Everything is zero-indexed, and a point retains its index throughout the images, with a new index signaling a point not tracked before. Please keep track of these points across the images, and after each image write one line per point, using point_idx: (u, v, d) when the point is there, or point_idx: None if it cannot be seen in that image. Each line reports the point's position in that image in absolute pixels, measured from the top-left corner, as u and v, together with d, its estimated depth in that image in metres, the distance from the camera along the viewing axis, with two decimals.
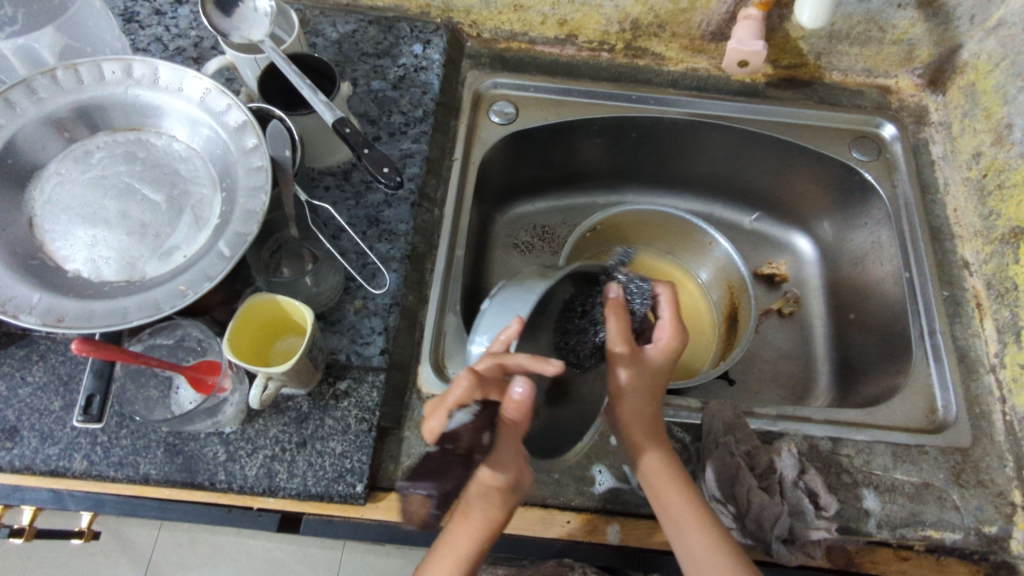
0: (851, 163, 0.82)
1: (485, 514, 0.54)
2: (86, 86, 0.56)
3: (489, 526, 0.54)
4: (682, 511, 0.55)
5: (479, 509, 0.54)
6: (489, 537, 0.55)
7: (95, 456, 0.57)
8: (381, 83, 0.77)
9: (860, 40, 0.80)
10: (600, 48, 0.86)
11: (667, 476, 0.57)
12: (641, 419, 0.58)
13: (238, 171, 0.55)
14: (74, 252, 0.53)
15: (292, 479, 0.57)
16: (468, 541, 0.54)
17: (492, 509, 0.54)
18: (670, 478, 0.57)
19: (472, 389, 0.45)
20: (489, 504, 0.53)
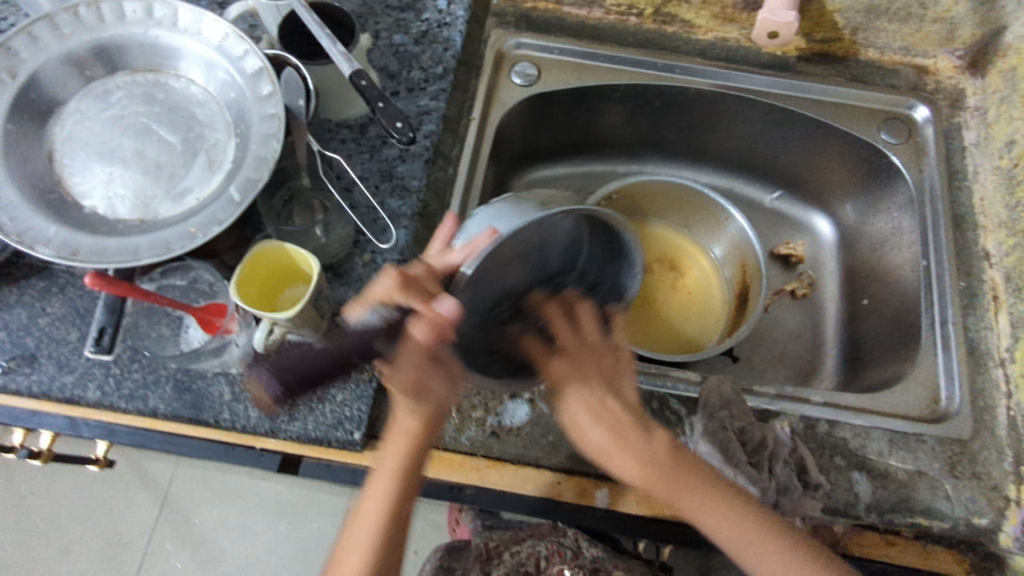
0: (878, 144, 0.80)
1: (408, 423, 0.56)
2: (108, 24, 0.57)
3: (410, 436, 0.56)
4: (722, 521, 0.55)
5: (405, 419, 0.56)
6: (413, 448, 0.56)
7: (107, 387, 0.59)
8: (403, 37, 0.76)
9: (900, 17, 0.78)
10: (628, 12, 0.83)
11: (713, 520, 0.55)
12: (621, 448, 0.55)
13: (252, 117, 0.56)
14: (91, 188, 0.54)
15: (293, 422, 0.59)
16: (396, 454, 0.55)
17: (410, 420, 0.55)
18: (698, 475, 0.56)
19: (387, 290, 0.51)
20: (410, 413, 0.55)
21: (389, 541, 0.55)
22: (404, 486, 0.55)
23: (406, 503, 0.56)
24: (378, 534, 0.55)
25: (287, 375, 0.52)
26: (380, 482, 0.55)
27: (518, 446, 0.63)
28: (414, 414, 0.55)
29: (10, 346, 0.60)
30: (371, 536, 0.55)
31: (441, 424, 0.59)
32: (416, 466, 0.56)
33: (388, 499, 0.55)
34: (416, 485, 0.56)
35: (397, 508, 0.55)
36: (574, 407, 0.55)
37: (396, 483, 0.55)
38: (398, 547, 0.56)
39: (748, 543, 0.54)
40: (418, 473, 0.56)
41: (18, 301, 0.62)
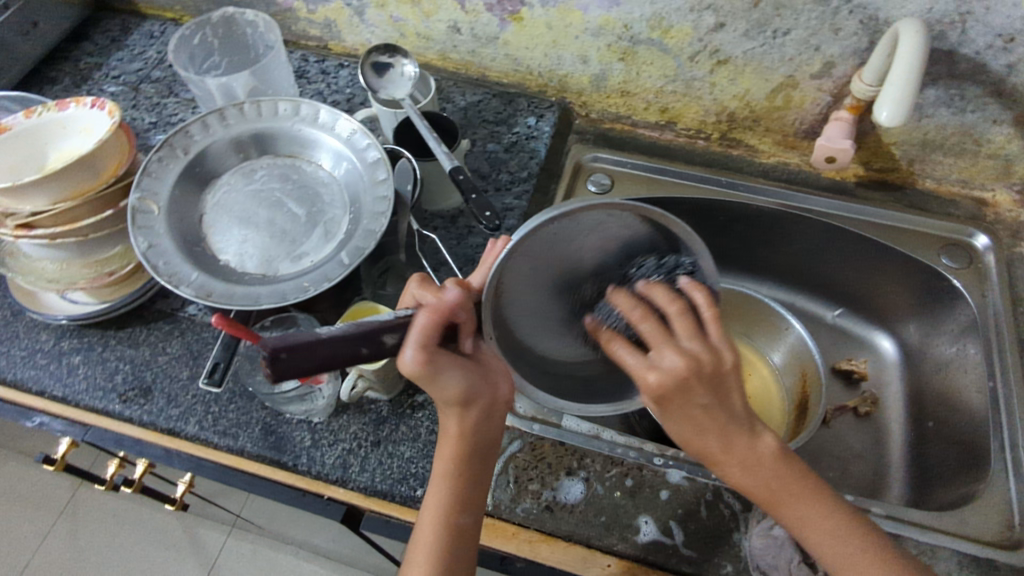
0: (939, 268, 0.83)
1: (457, 424, 0.56)
2: (264, 118, 0.70)
3: (459, 445, 0.56)
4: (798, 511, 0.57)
5: (450, 422, 0.57)
6: (462, 452, 0.57)
7: (206, 422, 0.66)
8: (495, 145, 0.88)
9: (955, 151, 0.83)
10: (696, 136, 0.93)
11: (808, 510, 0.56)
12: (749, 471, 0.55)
13: (367, 197, 0.66)
14: (228, 245, 0.64)
15: (363, 473, 0.64)
16: (445, 453, 0.57)
17: (452, 430, 0.56)
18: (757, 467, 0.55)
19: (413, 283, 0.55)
20: (454, 419, 0.56)
21: (455, 555, 0.56)
22: (458, 499, 0.56)
23: (462, 519, 0.56)
24: (436, 548, 0.55)
25: (285, 354, 0.45)
26: (434, 493, 0.56)
27: (572, 523, 0.64)
28: (458, 423, 0.56)
29: (131, 377, 0.68)
30: (434, 556, 0.55)
31: (488, 444, 0.59)
32: (464, 471, 0.57)
33: (441, 510, 0.56)
34: (473, 498, 0.57)
35: (451, 522, 0.56)
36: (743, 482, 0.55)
37: (450, 495, 0.56)
38: (465, 562, 0.57)
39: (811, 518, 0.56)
40: (465, 496, 0.57)
41: (144, 339, 0.71)
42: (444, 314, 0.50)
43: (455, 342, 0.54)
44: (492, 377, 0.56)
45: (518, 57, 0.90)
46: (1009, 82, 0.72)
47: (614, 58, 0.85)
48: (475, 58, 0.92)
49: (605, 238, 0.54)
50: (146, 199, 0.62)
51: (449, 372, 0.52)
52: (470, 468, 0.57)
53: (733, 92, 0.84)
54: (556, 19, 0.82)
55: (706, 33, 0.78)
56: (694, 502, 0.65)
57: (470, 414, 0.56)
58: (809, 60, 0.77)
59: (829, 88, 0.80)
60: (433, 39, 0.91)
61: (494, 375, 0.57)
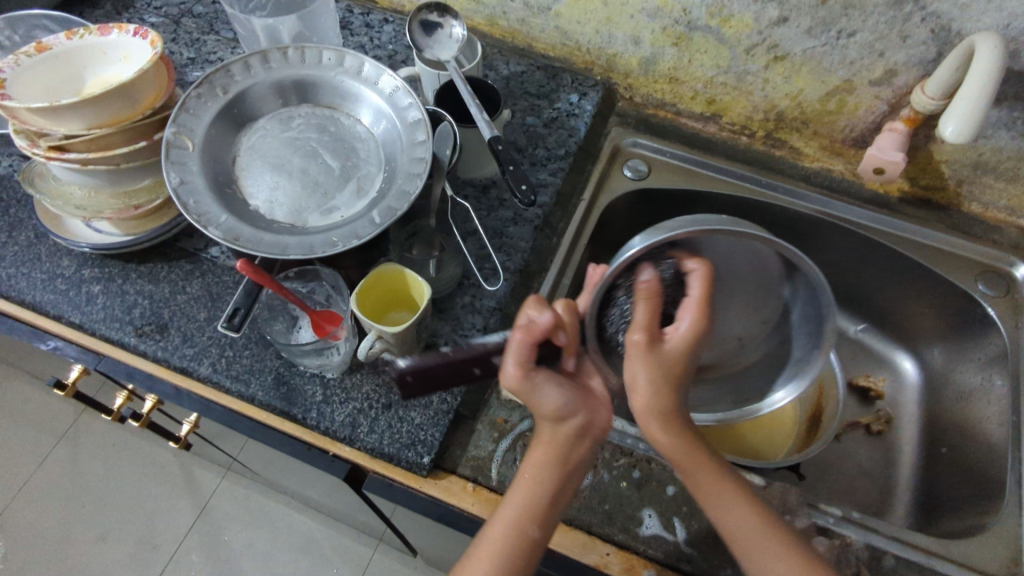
0: (975, 294, 0.81)
1: (555, 433, 0.56)
2: (307, 65, 0.68)
3: (551, 454, 0.55)
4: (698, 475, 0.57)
5: (547, 430, 0.56)
6: (554, 461, 0.55)
7: (219, 365, 0.65)
8: (535, 119, 0.86)
9: (1007, 177, 0.80)
10: (740, 131, 0.90)
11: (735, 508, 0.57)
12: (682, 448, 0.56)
13: (404, 157, 0.64)
14: (259, 191, 0.63)
15: (371, 434, 0.63)
16: (537, 461, 0.55)
17: (546, 436, 0.56)
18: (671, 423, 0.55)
19: None
20: (549, 429, 0.56)
21: (517, 561, 0.53)
22: (538, 506, 0.54)
23: (537, 529, 0.54)
24: (503, 549, 0.53)
25: (411, 379, 0.55)
26: (515, 497, 0.55)
27: (574, 508, 0.64)
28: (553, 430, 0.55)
29: (148, 312, 0.68)
30: (497, 554, 0.53)
31: (584, 467, 0.57)
32: (551, 481, 0.55)
33: (518, 513, 0.54)
34: (552, 512, 0.55)
35: (525, 529, 0.53)
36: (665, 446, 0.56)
37: (535, 500, 0.54)
38: (527, 572, 0.54)
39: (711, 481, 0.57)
40: (552, 515, 0.55)
41: (165, 276, 0.70)
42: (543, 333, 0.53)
43: (556, 362, 0.58)
44: (594, 403, 0.56)
45: (568, 31, 0.87)
46: None
47: (667, 42, 0.83)
48: (523, 26, 0.90)
49: (730, 254, 0.59)
50: (182, 134, 0.61)
51: (544, 386, 0.54)
52: (563, 481, 0.55)
53: (786, 90, 0.82)
54: None
55: (767, 26, 0.75)
56: (700, 502, 0.64)
57: (569, 424, 0.55)
58: (871, 66, 0.74)
59: (887, 97, 0.77)
60: (483, 3, 0.88)
61: (589, 401, 0.56)
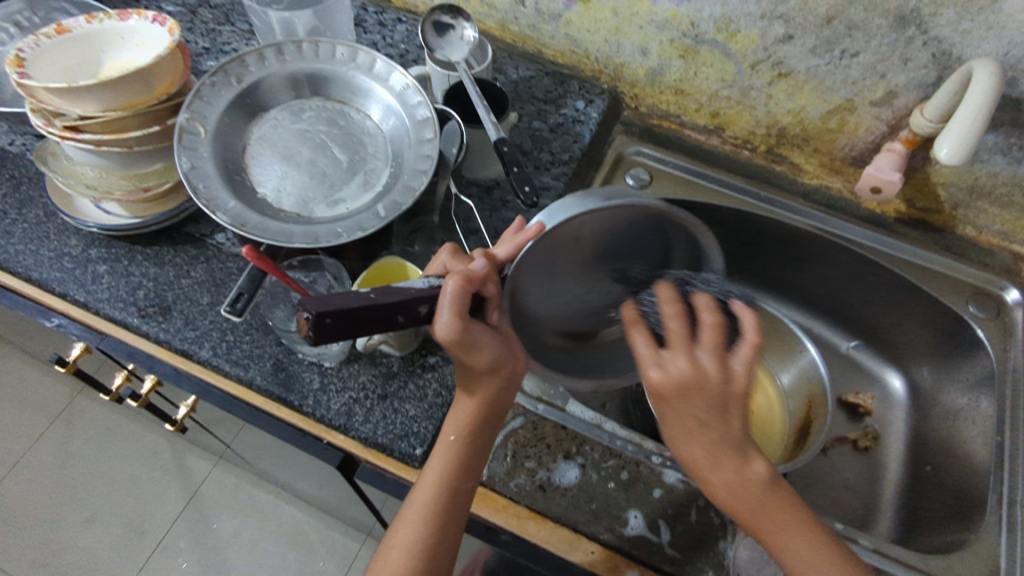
0: (965, 316, 0.82)
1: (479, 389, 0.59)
2: (320, 59, 0.70)
3: (467, 411, 0.60)
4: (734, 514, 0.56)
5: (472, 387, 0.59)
6: (476, 417, 0.59)
7: (219, 349, 0.66)
8: (541, 124, 0.88)
9: (1002, 202, 0.81)
10: (742, 145, 0.92)
11: (797, 528, 0.55)
12: (740, 489, 0.54)
13: (411, 153, 0.65)
14: (267, 180, 0.64)
15: (366, 423, 0.64)
16: (460, 419, 0.60)
17: (467, 395, 0.60)
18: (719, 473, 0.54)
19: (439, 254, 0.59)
20: (468, 386, 0.59)
21: (449, 514, 0.57)
22: (456, 464, 0.58)
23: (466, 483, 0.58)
24: (433, 505, 0.57)
25: (329, 319, 0.46)
26: (441, 454, 0.59)
27: (562, 506, 0.65)
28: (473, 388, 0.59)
29: (152, 294, 0.69)
30: (426, 511, 0.57)
31: (501, 414, 0.62)
32: (474, 439, 0.60)
33: (447, 470, 0.58)
34: (475, 466, 0.59)
35: (456, 486, 0.58)
36: (719, 495, 0.55)
37: (458, 457, 0.58)
38: (459, 524, 0.58)
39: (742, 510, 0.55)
40: (471, 468, 0.59)
41: (170, 260, 0.71)
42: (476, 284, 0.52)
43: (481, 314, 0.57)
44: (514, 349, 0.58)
45: (577, 39, 0.89)
46: None
47: (674, 53, 0.84)
48: (534, 33, 0.91)
49: (624, 224, 0.56)
50: (195, 121, 0.63)
51: (477, 336, 0.54)
52: (477, 436, 0.60)
53: (788, 107, 0.83)
54: (623, 6, 0.81)
55: (772, 44, 0.77)
56: (685, 505, 0.65)
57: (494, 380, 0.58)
58: (872, 86, 0.76)
59: (887, 118, 0.79)
60: (495, 7, 0.90)
61: (510, 348, 0.58)
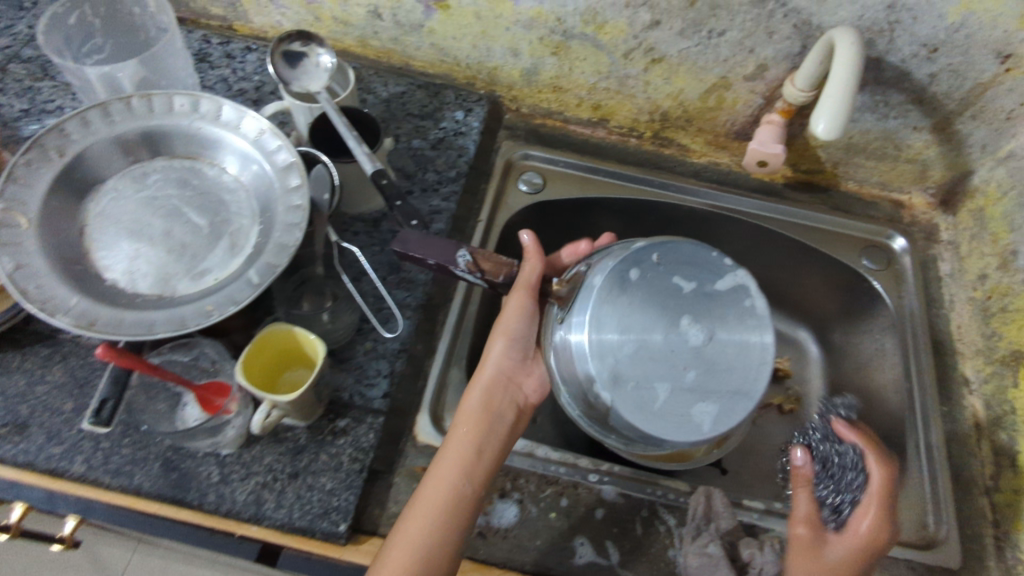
0: (859, 270, 0.85)
1: (489, 378, 0.61)
2: (155, 114, 0.62)
3: (475, 398, 0.60)
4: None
5: (484, 374, 0.62)
6: (487, 409, 0.60)
7: (94, 461, 0.59)
8: (421, 142, 0.83)
9: (877, 155, 0.84)
10: (629, 134, 0.90)
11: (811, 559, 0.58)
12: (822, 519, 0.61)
13: (278, 206, 0.59)
14: (116, 263, 0.56)
15: (279, 509, 0.58)
16: (472, 408, 0.60)
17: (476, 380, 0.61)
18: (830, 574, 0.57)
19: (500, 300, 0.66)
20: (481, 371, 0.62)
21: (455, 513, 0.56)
22: (466, 455, 0.58)
23: (469, 485, 0.57)
24: (444, 488, 0.56)
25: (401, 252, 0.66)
26: (456, 449, 0.58)
27: (506, 549, 0.61)
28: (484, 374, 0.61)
29: (3, 412, 0.59)
30: (442, 492, 0.56)
31: (514, 407, 0.61)
32: (489, 432, 0.59)
33: (460, 462, 0.57)
34: (487, 460, 0.58)
35: (465, 481, 0.57)
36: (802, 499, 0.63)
37: (471, 449, 0.58)
38: (463, 529, 0.56)
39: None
40: (485, 458, 0.58)
41: (18, 366, 0.62)
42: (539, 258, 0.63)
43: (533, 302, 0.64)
44: (528, 366, 0.63)
45: (444, 47, 0.84)
46: (930, 90, 0.73)
47: (546, 51, 0.81)
48: (397, 45, 0.85)
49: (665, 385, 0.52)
50: (13, 210, 0.54)
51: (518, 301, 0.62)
52: (488, 427, 0.59)
53: (666, 91, 0.82)
54: (485, 9, 0.77)
55: (641, 31, 0.75)
56: (628, 519, 0.64)
57: (501, 370, 0.62)
58: (743, 62, 0.76)
59: (761, 90, 0.79)
60: (351, 24, 0.83)
61: (524, 356, 0.63)
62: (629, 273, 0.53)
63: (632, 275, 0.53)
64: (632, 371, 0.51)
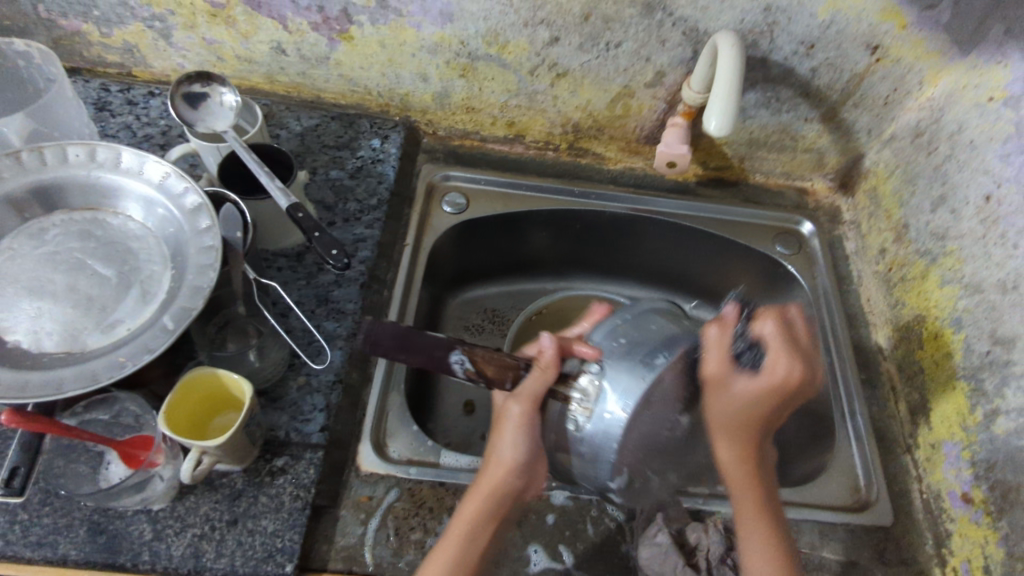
0: (774, 256, 0.89)
1: (494, 487, 0.56)
2: (49, 167, 0.60)
3: (481, 505, 0.56)
4: (765, 527, 0.56)
5: (488, 480, 0.56)
6: (487, 515, 0.56)
7: (12, 535, 0.55)
8: (339, 172, 0.82)
9: (777, 147, 0.89)
10: (545, 148, 0.93)
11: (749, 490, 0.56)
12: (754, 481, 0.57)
13: (190, 248, 0.58)
14: (17, 324, 0.54)
15: (219, 559, 0.56)
16: (472, 513, 0.56)
17: (483, 489, 0.56)
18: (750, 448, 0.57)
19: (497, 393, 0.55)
20: (490, 477, 0.56)
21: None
22: (465, 565, 0.55)
23: None
24: None
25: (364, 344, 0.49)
26: (444, 552, 0.55)
27: None
28: (494, 481, 0.56)
29: None
30: None
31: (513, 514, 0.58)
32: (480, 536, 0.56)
33: (449, 570, 0.54)
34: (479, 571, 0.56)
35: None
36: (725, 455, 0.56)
37: (461, 557, 0.55)
38: None
39: (751, 536, 0.55)
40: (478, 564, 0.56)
41: None
42: (552, 369, 0.54)
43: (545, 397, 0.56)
44: (536, 471, 0.58)
45: (353, 77, 0.85)
46: (814, 84, 0.79)
47: (454, 74, 0.83)
48: (305, 79, 0.85)
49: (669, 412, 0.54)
50: None
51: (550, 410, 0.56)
52: (486, 536, 0.56)
53: (575, 103, 0.85)
54: (388, 37, 0.78)
55: (542, 48, 0.78)
56: (579, 521, 0.65)
57: (509, 481, 0.56)
58: (642, 70, 0.79)
59: (663, 96, 0.83)
60: (256, 61, 0.83)
61: (534, 463, 0.58)
62: (655, 358, 0.53)
63: (662, 361, 0.53)
64: (640, 454, 0.53)
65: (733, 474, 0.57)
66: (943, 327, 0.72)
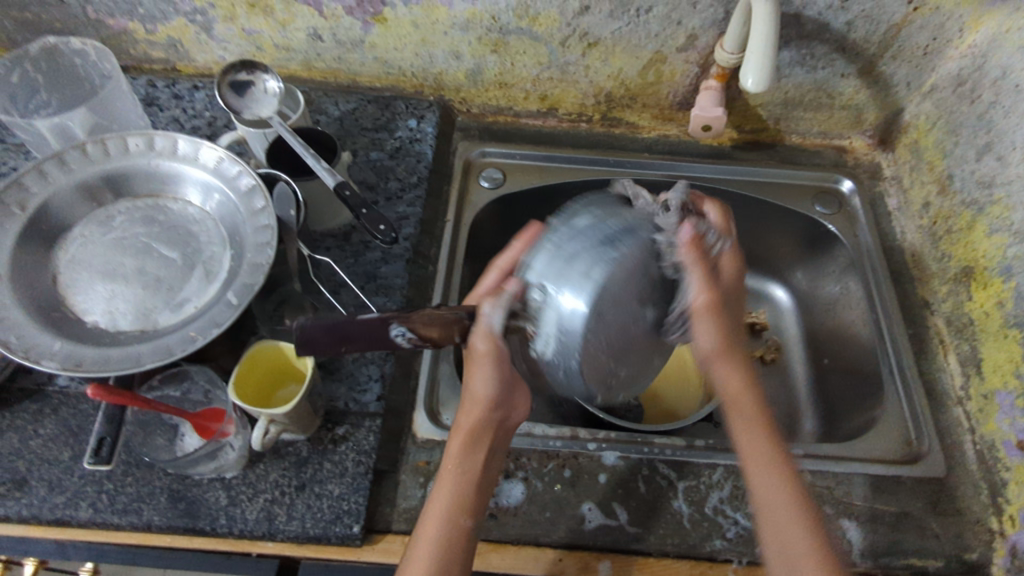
0: (815, 217, 0.88)
1: (474, 419, 0.57)
2: (113, 157, 0.63)
3: (467, 438, 0.57)
4: (791, 500, 0.52)
5: (468, 417, 0.57)
6: (479, 446, 0.57)
7: (100, 504, 0.59)
8: (379, 154, 0.84)
9: (813, 107, 0.88)
10: (578, 119, 0.93)
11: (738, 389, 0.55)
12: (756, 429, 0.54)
13: (247, 228, 0.60)
14: (94, 305, 0.57)
15: (291, 521, 0.59)
16: (461, 446, 0.57)
17: (464, 425, 0.57)
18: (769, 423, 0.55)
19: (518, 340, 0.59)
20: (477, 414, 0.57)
21: (455, 557, 0.53)
22: (466, 498, 0.55)
23: (469, 521, 0.55)
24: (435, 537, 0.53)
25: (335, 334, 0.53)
26: (441, 490, 0.56)
27: (517, 526, 0.63)
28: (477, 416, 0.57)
29: (2, 471, 0.60)
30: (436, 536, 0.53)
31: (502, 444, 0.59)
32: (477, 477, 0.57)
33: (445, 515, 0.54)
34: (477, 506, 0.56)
35: (458, 523, 0.54)
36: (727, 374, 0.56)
37: (458, 494, 0.55)
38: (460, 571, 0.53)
39: (786, 527, 0.50)
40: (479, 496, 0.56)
41: (9, 426, 0.62)
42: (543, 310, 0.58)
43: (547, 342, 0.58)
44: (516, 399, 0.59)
45: (387, 59, 0.86)
46: (850, 38, 0.77)
47: (486, 50, 0.84)
48: (342, 64, 0.88)
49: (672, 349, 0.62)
50: None
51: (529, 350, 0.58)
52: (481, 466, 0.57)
53: (607, 73, 0.86)
54: (421, 16, 0.79)
55: (573, 18, 0.78)
56: (630, 480, 0.66)
57: (490, 415, 0.57)
58: (673, 35, 0.79)
59: (695, 59, 0.83)
60: (293, 49, 0.85)
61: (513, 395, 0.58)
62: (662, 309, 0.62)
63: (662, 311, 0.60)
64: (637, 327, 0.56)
65: (752, 473, 0.53)
66: (992, 276, 0.71)
